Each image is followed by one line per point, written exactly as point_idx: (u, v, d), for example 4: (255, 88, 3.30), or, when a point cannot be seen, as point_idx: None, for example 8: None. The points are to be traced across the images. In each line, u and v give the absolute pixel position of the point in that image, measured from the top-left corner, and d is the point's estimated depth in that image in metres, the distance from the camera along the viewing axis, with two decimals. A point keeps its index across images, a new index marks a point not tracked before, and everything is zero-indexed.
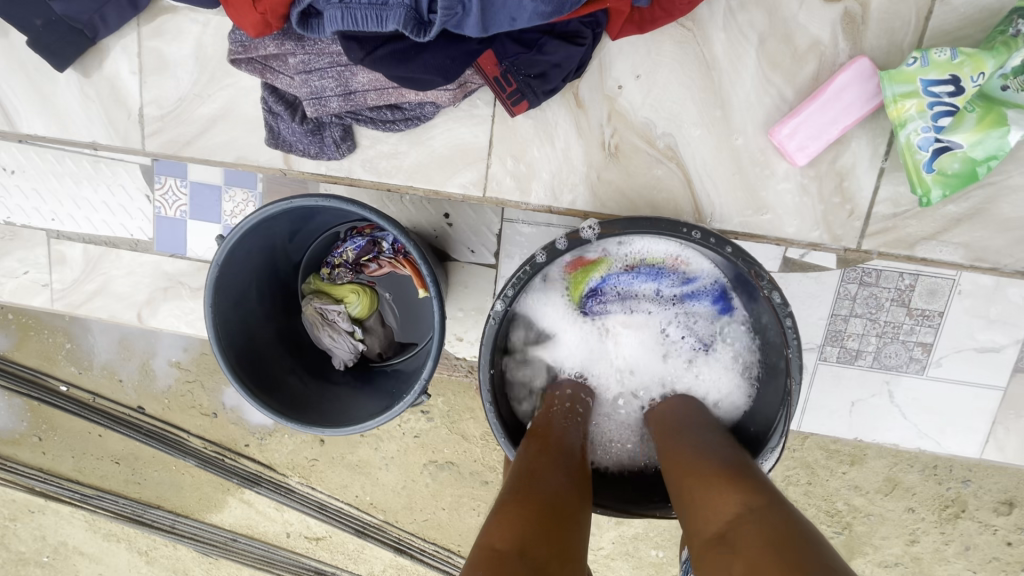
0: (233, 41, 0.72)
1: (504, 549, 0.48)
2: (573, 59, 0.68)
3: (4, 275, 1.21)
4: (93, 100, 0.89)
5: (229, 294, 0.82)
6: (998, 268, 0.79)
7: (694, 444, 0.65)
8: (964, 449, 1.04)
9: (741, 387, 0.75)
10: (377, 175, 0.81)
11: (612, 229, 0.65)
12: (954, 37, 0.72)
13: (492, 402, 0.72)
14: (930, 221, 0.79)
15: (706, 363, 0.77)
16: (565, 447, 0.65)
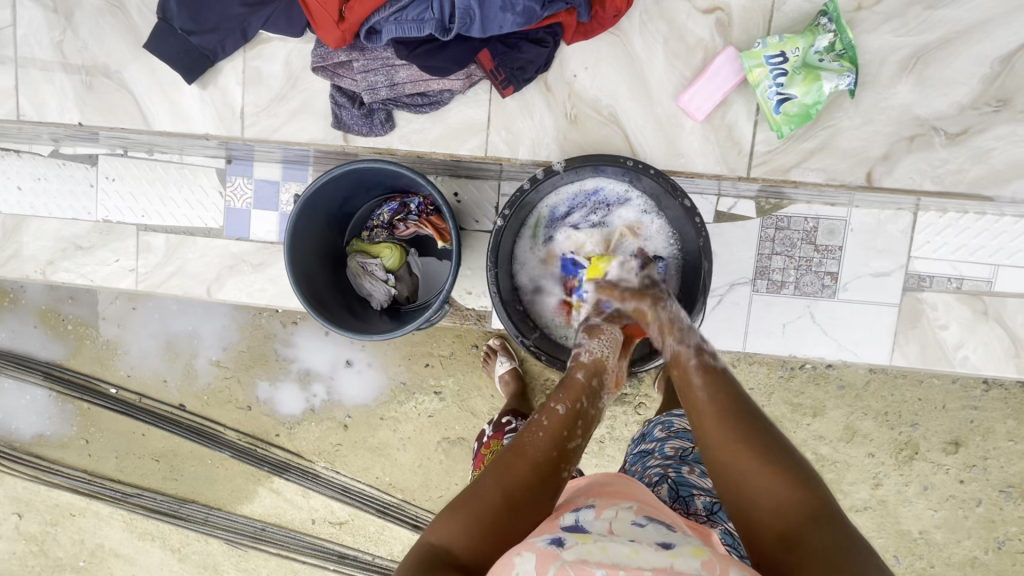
0: (315, 55, 1.05)
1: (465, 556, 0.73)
2: (541, 57, 1.00)
3: (99, 264, 1.50)
4: (206, 105, 1.15)
5: (301, 240, 1.12)
6: (844, 184, 1.10)
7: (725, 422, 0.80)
8: (875, 357, 1.30)
9: (676, 281, 1.07)
10: (410, 147, 1.11)
11: (573, 162, 0.97)
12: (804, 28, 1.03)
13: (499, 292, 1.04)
14: (796, 156, 1.09)
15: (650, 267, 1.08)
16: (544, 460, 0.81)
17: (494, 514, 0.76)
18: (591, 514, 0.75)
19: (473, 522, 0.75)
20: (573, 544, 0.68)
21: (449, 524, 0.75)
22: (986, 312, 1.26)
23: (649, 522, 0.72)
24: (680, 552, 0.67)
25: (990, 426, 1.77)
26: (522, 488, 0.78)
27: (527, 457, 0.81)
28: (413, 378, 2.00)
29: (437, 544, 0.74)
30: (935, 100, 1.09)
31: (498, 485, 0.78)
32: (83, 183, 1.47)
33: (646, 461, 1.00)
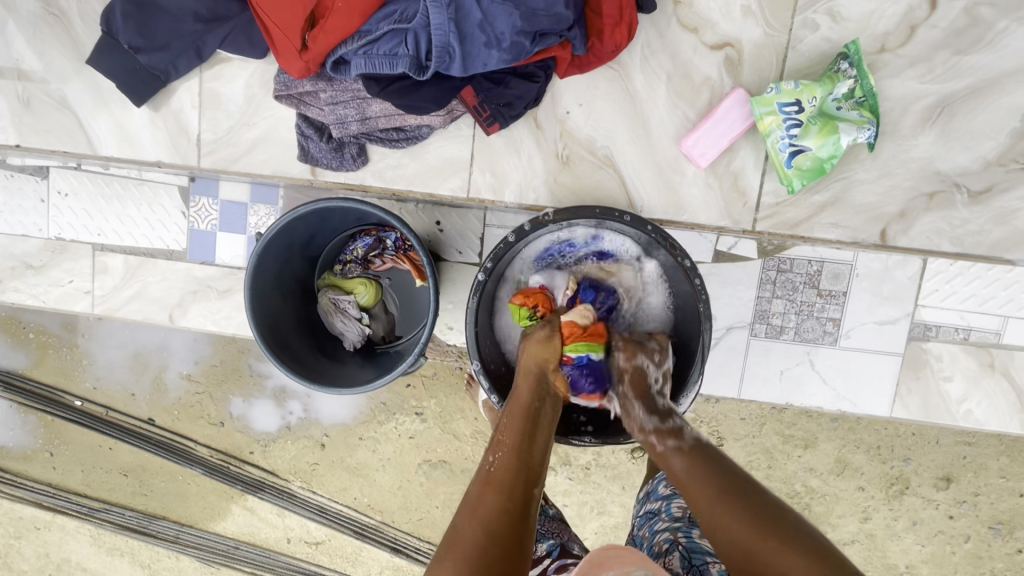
0: (278, 81, 0.93)
1: None
2: (530, 93, 0.89)
3: (52, 285, 1.39)
4: (160, 129, 1.03)
5: (265, 279, 1.02)
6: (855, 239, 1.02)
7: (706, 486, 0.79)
8: (876, 408, 1.24)
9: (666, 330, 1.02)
10: (385, 183, 1.00)
11: (563, 215, 0.88)
12: (823, 67, 0.92)
13: (479, 349, 0.96)
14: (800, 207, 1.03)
15: (643, 312, 1.03)
16: (515, 482, 0.77)
17: (479, 553, 0.68)
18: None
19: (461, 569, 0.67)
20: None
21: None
22: (993, 364, 1.20)
23: None
24: None
25: (982, 463, 1.74)
26: (495, 516, 0.72)
27: (494, 484, 0.77)
28: (394, 399, 1.93)
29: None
30: (953, 152, 1.03)
31: (475, 516, 0.73)
32: (33, 197, 1.36)
33: (653, 524, 0.91)
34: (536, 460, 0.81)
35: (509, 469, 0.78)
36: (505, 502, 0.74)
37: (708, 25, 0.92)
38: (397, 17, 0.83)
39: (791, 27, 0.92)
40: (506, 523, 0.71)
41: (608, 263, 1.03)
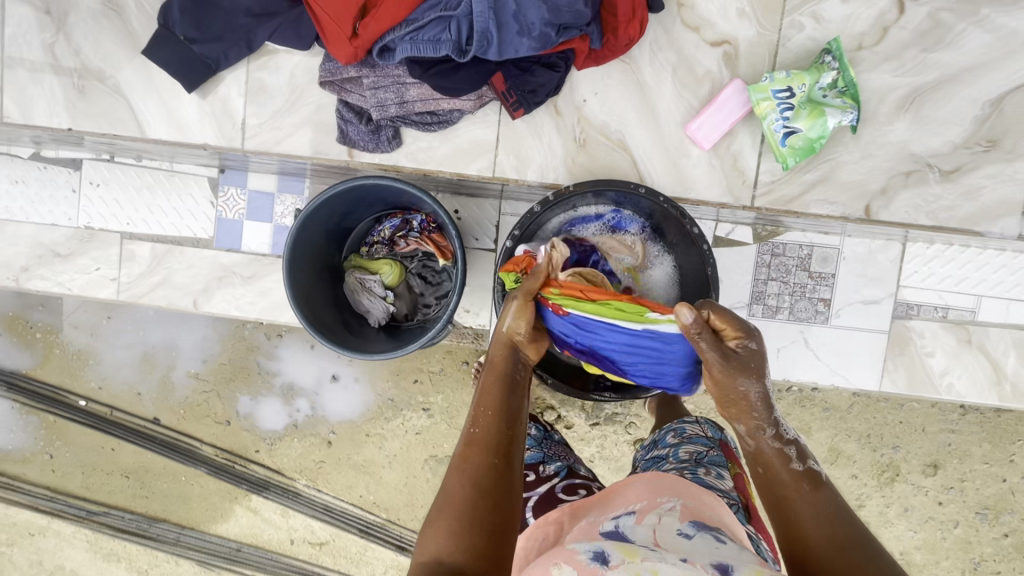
0: (324, 68, 0.99)
1: (453, 555, 0.71)
2: (552, 82, 0.98)
3: (78, 272, 1.43)
4: (208, 115, 1.07)
5: (301, 254, 1.09)
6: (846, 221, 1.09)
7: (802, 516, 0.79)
8: (865, 382, 1.33)
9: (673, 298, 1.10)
10: (417, 164, 1.06)
11: (582, 187, 0.97)
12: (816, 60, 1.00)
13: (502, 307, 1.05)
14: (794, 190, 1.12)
15: (650, 282, 1.11)
16: (499, 443, 0.81)
17: (471, 511, 0.74)
18: (632, 522, 0.74)
19: (455, 524, 0.73)
20: (616, 563, 0.65)
21: (436, 538, 0.73)
22: (970, 341, 1.31)
23: (695, 532, 0.70)
24: None
25: (966, 449, 1.82)
26: (480, 477, 0.77)
27: (477, 445, 0.81)
28: (401, 395, 1.96)
29: (431, 563, 0.72)
30: (925, 136, 1.00)
31: (461, 477, 0.78)
32: (64, 188, 1.42)
33: (661, 465, 0.97)
34: (515, 416, 0.85)
35: (492, 428, 0.82)
36: (492, 462, 0.79)
37: (708, 25, 1.00)
38: (442, 5, 0.89)
39: (780, 26, 0.99)
40: (493, 479, 0.77)
41: (620, 237, 1.10)
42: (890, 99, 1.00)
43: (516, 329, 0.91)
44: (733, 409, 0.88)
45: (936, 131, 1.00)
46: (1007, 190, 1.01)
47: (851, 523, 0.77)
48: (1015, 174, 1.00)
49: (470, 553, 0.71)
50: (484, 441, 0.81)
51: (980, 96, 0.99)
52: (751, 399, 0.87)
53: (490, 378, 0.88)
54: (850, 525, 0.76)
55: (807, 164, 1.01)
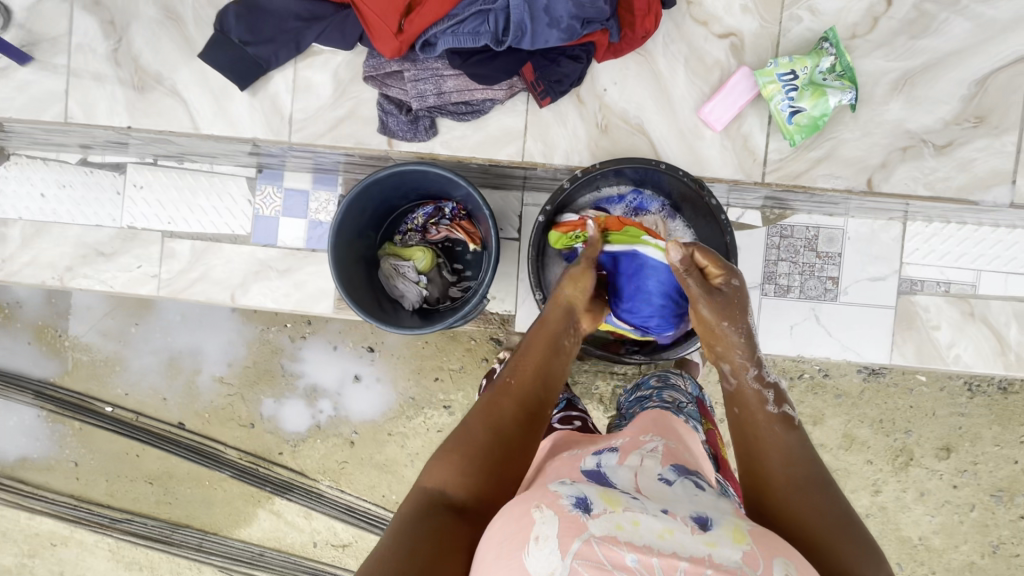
0: (368, 63, 1.08)
1: (457, 490, 0.79)
2: (576, 72, 1.07)
3: (121, 270, 1.50)
4: (257, 111, 1.17)
5: (344, 237, 1.17)
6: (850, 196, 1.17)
7: (766, 445, 0.86)
8: (876, 356, 1.39)
9: None
10: (451, 151, 1.15)
11: (610, 163, 1.04)
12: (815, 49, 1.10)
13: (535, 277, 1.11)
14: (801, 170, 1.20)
15: None
16: (531, 402, 0.91)
17: (486, 453, 0.83)
18: (614, 463, 0.78)
19: (467, 462, 0.81)
20: (600, 511, 0.66)
21: (443, 469, 0.81)
22: (973, 313, 1.37)
23: (675, 479, 0.75)
24: (717, 535, 0.64)
25: (977, 432, 1.86)
26: (507, 427, 0.86)
27: (512, 395, 0.91)
28: (423, 393, 2.00)
29: (434, 490, 0.79)
30: (919, 114, 1.09)
31: (486, 421, 0.87)
32: (109, 191, 1.50)
33: (644, 403, 1.05)
34: (547, 383, 0.94)
35: (527, 386, 0.93)
36: (518, 416, 0.88)
37: (715, 19, 1.10)
38: (481, 0, 0.99)
39: (780, 19, 1.09)
40: (517, 432, 0.86)
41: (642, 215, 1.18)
42: (884, 81, 1.09)
43: (576, 297, 1.05)
44: (719, 346, 1.00)
45: (928, 109, 1.09)
46: (1003, 162, 1.10)
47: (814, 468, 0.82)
48: (1004, 146, 1.09)
49: (473, 492, 0.79)
50: (519, 396, 0.91)
51: (966, 77, 1.09)
52: (734, 338, 0.99)
53: (539, 337, 0.99)
54: (811, 465, 0.82)
55: (812, 142, 1.10)
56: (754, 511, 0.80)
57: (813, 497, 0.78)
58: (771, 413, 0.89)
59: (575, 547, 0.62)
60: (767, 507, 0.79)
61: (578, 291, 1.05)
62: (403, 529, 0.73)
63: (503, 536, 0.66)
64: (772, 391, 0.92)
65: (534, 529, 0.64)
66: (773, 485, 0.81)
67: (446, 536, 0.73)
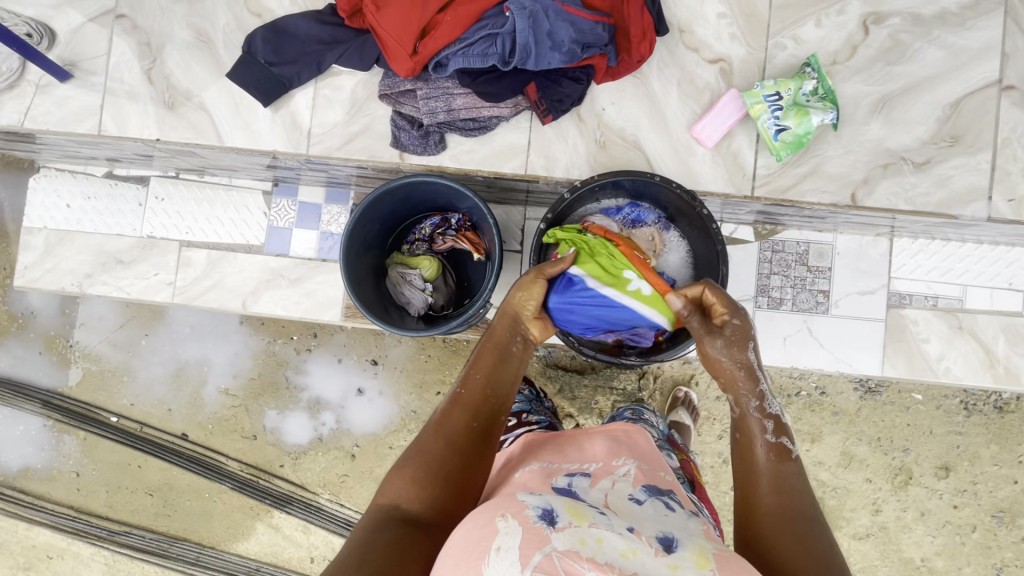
0: (384, 82, 1.17)
1: (412, 502, 0.82)
2: (577, 93, 1.15)
3: (138, 278, 1.56)
4: (278, 126, 1.25)
5: (354, 245, 1.23)
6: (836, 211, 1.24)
7: (760, 471, 0.86)
8: (869, 368, 1.43)
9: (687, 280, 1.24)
10: (459, 165, 1.22)
11: (606, 176, 1.11)
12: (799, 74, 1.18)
13: None
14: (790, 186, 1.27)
15: (667, 266, 1.24)
16: (483, 411, 0.91)
17: (440, 465, 0.84)
18: (586, 484, 0.80)
19: (420, 475, 0.84)
20: (565, 524, 0.68)
21: (399, 484, 0.83)
22: (961, 327, 1.42)
23: (645, 499, 0.79)
24: (681, 560, 0.67)
25: (975, 451, 1.87)
26: (457, 437, 0.88)
27: (463, 404, 0.91)
28: (425, 407, 2.02)
29: (389, 504, 0.82)
30: (898, 134, 1.17)
31: (439, 433, 0.88)
32: (132, 202, 1.57)
33: None
34: (499, 389, 0.95)
35: (477, 393, 0.93)
36: (471, 425, 0.90)
37: (706, 46, 1.19)
38: (490, 26, 1.08)
39: (766, 46, 1.18)
40: (468, 441, 0.88)
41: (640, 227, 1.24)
42: (864, 103, 1.17)
43: (526, 304, 1.04)
44: (724, 379, 0.98)
45: (906, 129, 1.17)
46: (978, 178, 1.16)
47: (801, 502, 0.82)
48: (980, 164, 1.16)
49: (428, 505, 0.82)
50: (471, 405, 0.92)
51: (940, 100, 1.16)
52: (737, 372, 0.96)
53: (488, 346, 0.99)
54: (800, 499, 0.82)
55: (798, 158, 1.17)
56: (740, 537, 0.82)
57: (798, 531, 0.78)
58: (769, 443, 0.89)
59: (537, 557, 0.64)
60: (748, 531, 0.81)
61: (528, 297, 1.04)
62: (355, 545, 0.75)
63: (466, 541, 0.68)
64: (772, 421, 0.91)
65: (497, 540, 0.66)
66: (757, 509, 0.82)
67: (404, 548, 0.75)
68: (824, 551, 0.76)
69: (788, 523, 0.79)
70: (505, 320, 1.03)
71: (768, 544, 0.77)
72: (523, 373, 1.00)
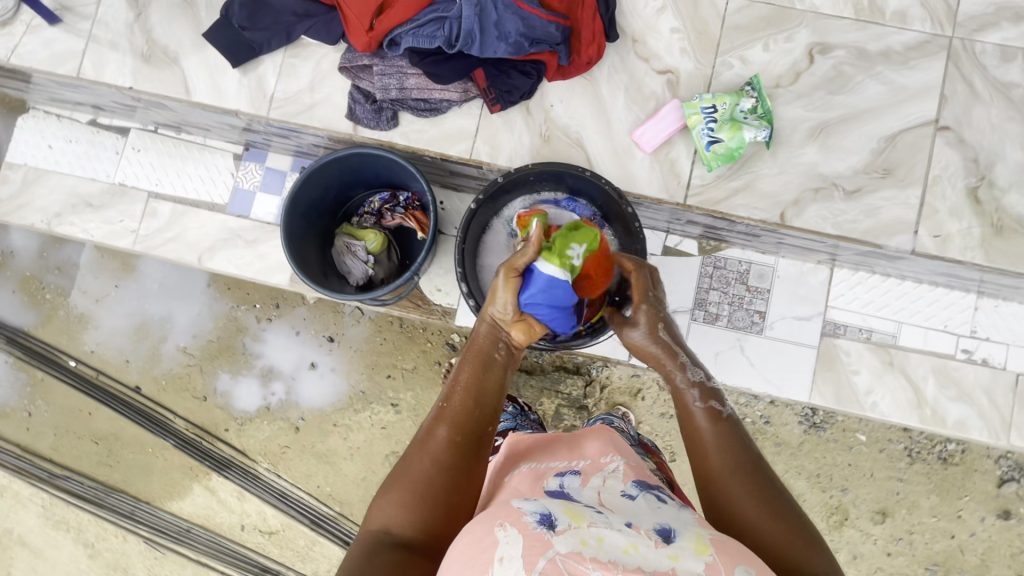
0: (345, 55, 1.23)
1: (403, 525, 0.78)
2: (525, 86, 1.20)
3: (103, 222, 1.62)
4: (244, 88, 1.31)
5: (298, 207, 1.27)
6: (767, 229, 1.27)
7: (711, 443, 0.84)
8: (796, 394, 1.44)
9: None
10: (409, 143, 1.27)
11: (539, 165, 1.15)
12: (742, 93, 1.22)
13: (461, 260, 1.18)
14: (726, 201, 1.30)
15: None
16: (470, 424, 0.88)
17: (427, 485, 0.81)
18: (578, 484, 0.75)
19: (408, 497, 0.80)
20: (564, 526, 0.63)
21: (387, 509, 0.80)
22: (892, 363, 1.42)
23: (638, 493, 0.74)
24: (681, 548, 0.63)
25: (915, 500, 1.78)
26: (444, 451, 0.84)
27: (449, 420, 0.88)
28: (373, 388, 2.04)
29: (380, 528, 0.78)
30: (832, 160, 1.20)
31: (424, 452, 0.84)
32: (109, 150, 1.64)
33: None
34: (487, 400, 0.93)
35: (464, 409, 0.90)
36: (456, 439, 0.86)
37: (656, 57, 1.23)
38: (441, 10, 1.14)
39: (714, 63, 1.22)
40: (455, 455, 0.84)
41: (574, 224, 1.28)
42: (802, 127, 1.21)
43: (503, 311, 1.03)
44: (654, 361, 1.03)
45: (840, 157, 1.20)
46: (906, 212, 1.19)
47: (747, 455, 0.82)
48: (908, 199, 1.19)
49: (421, 526, 0.78)
50: (456, 421, 0.89)
51: (876, 133, 1.20)
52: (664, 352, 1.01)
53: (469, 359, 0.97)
54: (753, 456, 0.82)
55: (731, 173, 1.21)
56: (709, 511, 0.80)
57: (765, 495, 0.77)
58: (701, 408, 0.89)
59: (539, 565, 0.58)
60: (713, 503, 0.79)
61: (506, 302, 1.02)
62: None
63: (463, 557, 0.62)
64: (699, 388, 0.93)
65: (499, 550, 0.61)
66: (716, 481, 0.80)
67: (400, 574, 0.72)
68: (791, 508, 0.76)
69: (749, 490, 0.78)
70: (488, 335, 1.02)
71: (740, 514, 0.76)
72: (507, 381, 0.98)
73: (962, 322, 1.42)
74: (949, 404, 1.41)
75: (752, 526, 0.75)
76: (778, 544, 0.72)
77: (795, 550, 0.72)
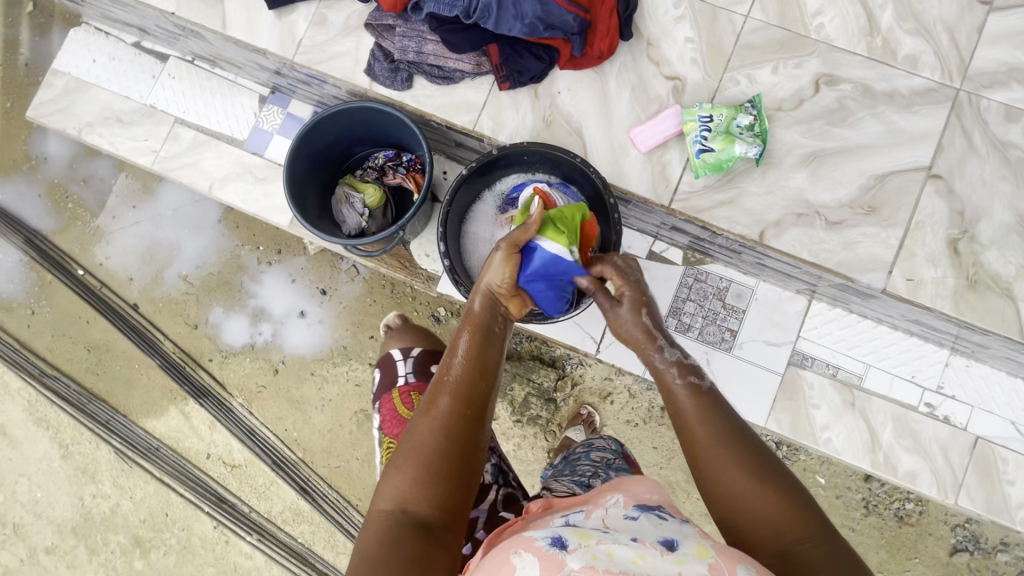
0: (373, 14, 1.30)
1: (417, 502, 0.73)
2: (536, 69, 1.25)
3: (129, 138, 1.71)
4: (276, 30, 1.38)
5: (305, 149, 1.33)
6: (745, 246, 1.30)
7: (696, 421, 0.83)
8: (753, 416, 1.45)
9: None
10: (418, 106, 1.33)
11: (530, 144, 1.19)
12: None
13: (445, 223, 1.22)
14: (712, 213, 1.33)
15: None
16: (476, 394, 0.82)
17: (440, 460, 0.75)
18: (582, 517, 0.72)
19: (422, 472, 0.74)
20: (576, 547, 0.61)
21: (399, 486, 0.74)
22: (854, 403, 1.43)
23: (641, 513, 0.70)
24: (686, 555, 0.60)
25: (864, 551, 1.66)
26: (454, 423, 0.78)
27: (455, 393, 0.81)
28: (354, 345, 2.09)
29: (396, 509, 0.72)
30: (819, 189, 1.22)
31: (430, 426, 0.78)
32: (147, 72, 1.73)
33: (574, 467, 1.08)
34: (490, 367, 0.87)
35: (467, 379, 0.83)
36: (464, 410, 0.80)
37: (666, 62, 1.27)
38: None
39: (721, 77, 1.26)
40: (464, 428, 0.78)
41: None
42: (796, 153, 1.23)
43: (500, 283, 0.98)
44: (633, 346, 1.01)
45: (828, 187, 1.22)
46: (883, 251, 1.21)
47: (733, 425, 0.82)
48: (887, 239, 1.20)
49: (435, 503, 0.73)
50: (462, 391, 0.82)
51: (867, 170, 1.22)
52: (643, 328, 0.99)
53: (466, 329, 0.90)
54: (740, 431, 0.81)
55: (718, 185, 1.24)
56: (704, 491, 0.78)
57: (757, 471, 0.75)
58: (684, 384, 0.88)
59: None
60: (705, 482, 0.78)
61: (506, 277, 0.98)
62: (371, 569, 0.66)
63: None
64: (677, 367, 0.92)
65: None
66: (705, 458, 0.79)
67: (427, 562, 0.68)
68: (786, 482, 0.75)
69: (743, 469, 0.76)
70: (485, 302, 0.95)
71: (734, 492, 0.75)
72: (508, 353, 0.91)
73: (930, 375, 1.42)
74: (903, 454, 1.41)
75: (745, 509, 0.73)
76: (771, 522, 0.71)
77: (788, 523, 0.70)
